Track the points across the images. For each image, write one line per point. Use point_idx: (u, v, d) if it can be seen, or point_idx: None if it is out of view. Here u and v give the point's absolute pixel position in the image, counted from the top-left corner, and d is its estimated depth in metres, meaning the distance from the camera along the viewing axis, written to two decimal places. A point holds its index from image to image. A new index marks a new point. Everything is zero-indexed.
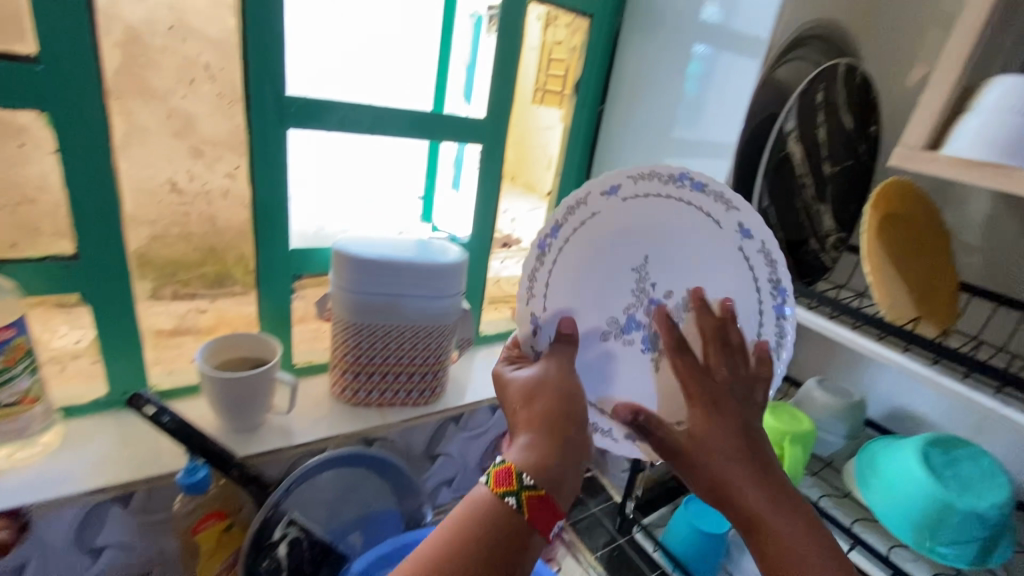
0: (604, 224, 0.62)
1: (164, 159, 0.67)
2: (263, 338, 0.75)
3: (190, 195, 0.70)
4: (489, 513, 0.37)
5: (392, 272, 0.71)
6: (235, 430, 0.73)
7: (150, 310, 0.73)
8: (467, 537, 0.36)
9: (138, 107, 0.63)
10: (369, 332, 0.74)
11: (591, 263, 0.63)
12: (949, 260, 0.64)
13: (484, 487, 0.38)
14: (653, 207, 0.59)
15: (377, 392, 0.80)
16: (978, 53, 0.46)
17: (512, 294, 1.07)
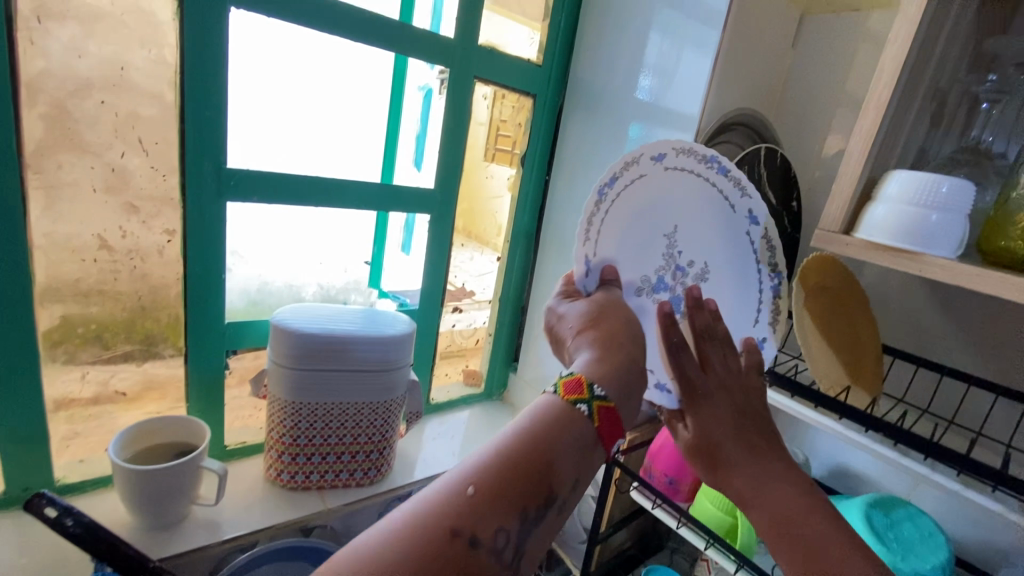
0: (647, 190, 0.57)
1: (93, 221, 0.63)
2: (190, 421, 0.69)
3: (119, 254, 0.66)
4: (557, 416, 0.36)
5: (335, 348, 0.68)
6: (153, 527, 0.65)
7: (62, 377, 0.65)
8: (539, 436, 0.35)
9: (67, 165, 0.60)
10: (309, 412, 0.69)
11: (630, 224, 0.59)
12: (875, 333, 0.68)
13: (553, 396, 0.37)
14: (683, 182, 0.55)
15: (318, 474, 0.75)
16: (878, 148, 0.51)
17: (466, 346, 1.06)
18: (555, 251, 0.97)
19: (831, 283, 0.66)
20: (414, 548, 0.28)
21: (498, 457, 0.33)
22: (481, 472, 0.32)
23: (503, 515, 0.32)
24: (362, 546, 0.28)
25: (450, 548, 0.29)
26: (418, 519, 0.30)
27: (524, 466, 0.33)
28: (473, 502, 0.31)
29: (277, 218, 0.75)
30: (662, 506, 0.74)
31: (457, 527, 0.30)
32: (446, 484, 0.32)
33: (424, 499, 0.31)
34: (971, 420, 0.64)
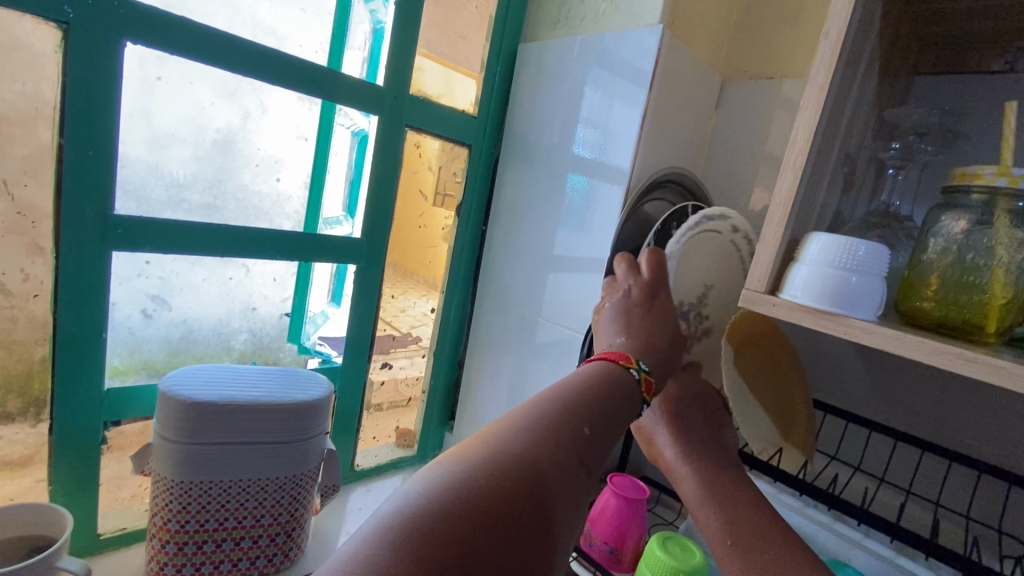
0: (713, 244, 0.71)
1: None
2: (51, 510, 0.58)
3: (16, 298, 0.58)
4: (626, 388, 0.47)
5: (235, 417, 0.60)
6: None
7: None
8: (616, 400, 0.45)
9: None
10: (202, 491, 0.60)
11: (689, 257, 0.69)
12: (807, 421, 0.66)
13: (636, 382, 0.49)
14: (728, 255, 0.73)
15: (210, 565, 0.63)
16: (797, 211, 0.51)
17: (409, 397, 1.00)
18: (493, 303, 0.94)
19: (764, 334, 0.66)
20: (552, 452, 0.37)
21: (596, 408, 0.43)
22: (589, 417, 0.42)
23: (602, 451, 0.41)
24: (515, 441, 0.36)
25: (575, 465, 0.37)
26: (548, 431, 0.38)
27: (609, 422, 0.43)
28: (585, 437, 0.40)
29: (192, 269, 0.69)
30: None
31: (578, 452, 0.38)
32: (569, 420, 0.40)
33: (551, 419, 0.39)
34: (899, 476, 0.64)
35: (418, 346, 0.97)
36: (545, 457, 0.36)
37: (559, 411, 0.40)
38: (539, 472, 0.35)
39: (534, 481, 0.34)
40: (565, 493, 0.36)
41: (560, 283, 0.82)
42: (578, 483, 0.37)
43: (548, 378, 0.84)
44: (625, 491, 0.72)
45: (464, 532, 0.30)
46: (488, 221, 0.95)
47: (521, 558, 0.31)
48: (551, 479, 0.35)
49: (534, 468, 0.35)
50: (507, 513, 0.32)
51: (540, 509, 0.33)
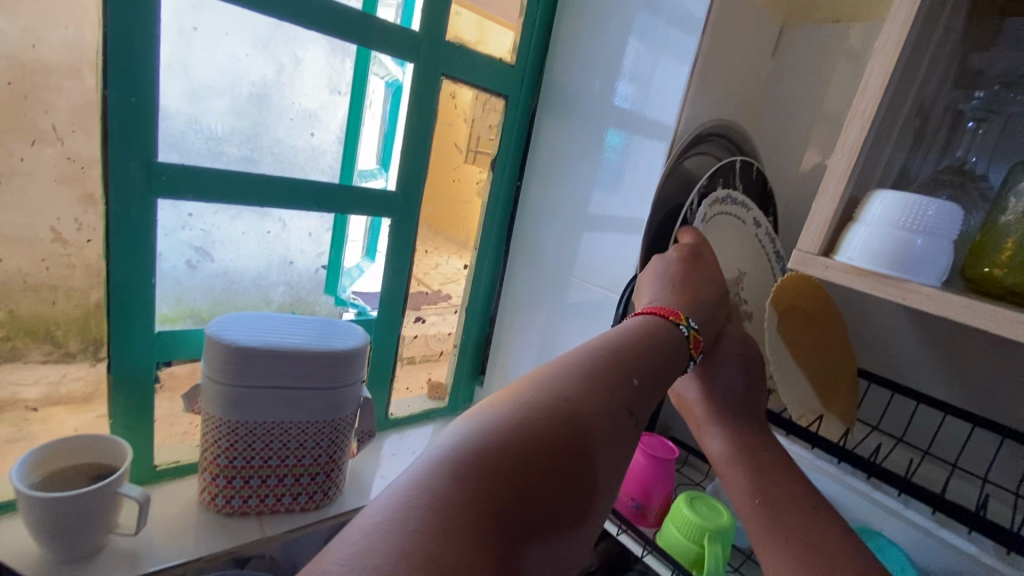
0: (737, 228, 0.73)
1: (44, 207, 0.59)
2: (112, 441, 0.62)
3: (73, 246, 0.61)
4: (674, 343, 0.48)
5: (279, 362, 0.62)
6: (61, 559, 0.57)
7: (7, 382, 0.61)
8: (664, 355, 0.45)
9: (21, 148, 0.56)
10: (247, 430, 0.63)
11: (721, 231, 0.72)
12: (849, 371, 0.64)
13: (684, 338, 0.49)
14: (755, 246, 0.74)
15: (257, 498, 0.68)
16: (861, 167, 0.48)
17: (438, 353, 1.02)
18: (527, 261, 0.93)
19: (806, 296, 0.63)
20: (598, 400, 0.37)
21: (644, 358, 0.43)
22: (637, 367, 0.42)
23: (650, 403, 0.41)
24: (564, 388, 0.37)
25: (623, 415, 0.38)
26: (600, 380, 0.38)
27: (657, 372, 0.43)
28: (633, 387, 0.40)
29: (232, 222, 0.70)
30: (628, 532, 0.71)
31: (628, 404, 0.39)
32: (623, 372, 0.40)
33: (599, 368, 0.39)
34: (945, 450, 0.61)
35: (449, 303, 0.98)
36: (593, 405, 0.36)
37: (609, 361, 0.40)
38: (587, 420, 0.35)
39: (580, 427, 0.35)
40: (610, 442, 0.36)
41: (596, 243, 0.80)
42: (625, 431, 0.37)
43: (579, 337, 0.83)
44: (654, 449, 0.72)
45: (507, 474, 0.31)
46: (523, 177, 0.93)
47: (563, 501, 0.32)
48: (598, 427, 0.36)
49: (581, 416, 0.35)
50: (551, 458, 0.33)
51: (582, 454, 0.34)
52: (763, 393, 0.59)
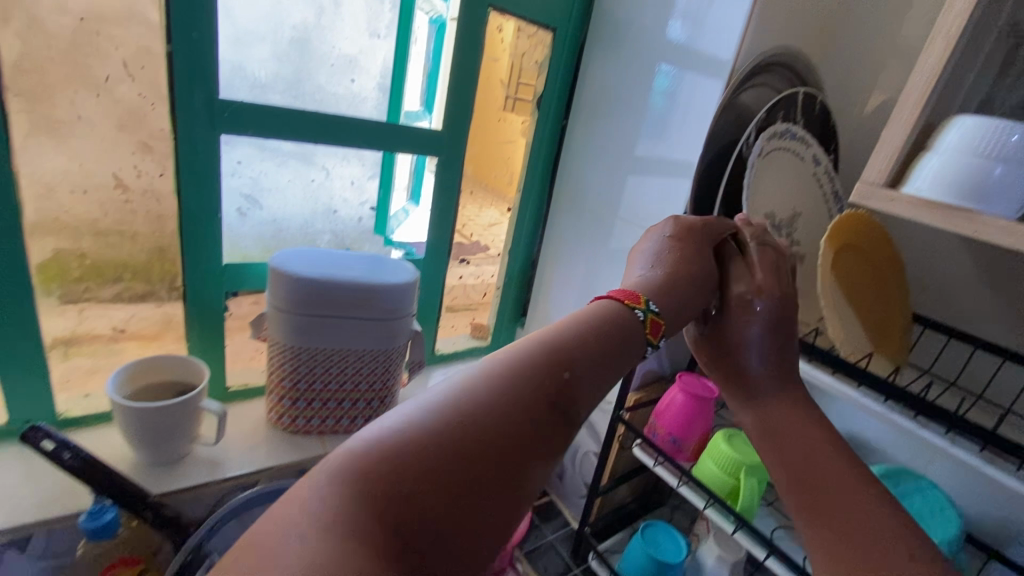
0: (795, 165, 0.69)
1: (105, 156, 0.62)
2: (189, 360, 0.66)
3: (134, 193, 0.64)
4: (625, 331, 0.40)
5: (337, 292, 0.66)
6: (152, 463, 0.64)
7: (86, 318, 0.66)
8: (612, 342, 0.39)
9: (83, 97, 0.59)
10: (309, 356, 0.68)
11: (777, 169, 0.69)
12: (905, 314, 0.64)
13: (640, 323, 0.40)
14: (814, 188, 0.70)
15: (318, 418, 0.74)
16: (939, 92, 0.45)
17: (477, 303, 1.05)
18: (570, 204, 0.92)
19: (867, 239, 0.61)
20: (511, 406, 0.33)
21: (589, 348, 0.37)
22: (572, 359, 0.36)
23: (585, 399, 0.36)
24: (470, 396, 0.32)
25: (543, 416, 0.33)
26: (520, 378, 0.34)
27: (602, 360, 0.38)
28: (562, 382, 0.35)
29: (278, 170, 0.73)
30: (664, 464, 0.73)
31: (552, 403, 0.34)
32: (550, 363, 0.35)
33: (518, 366, 0.34)
34: (1001, 395, 0.59)
35: (488, 254, 1.01)
36: (503, 411, 0.32)
37: (533, 354, 0.35)
38: (491, 430, 0.31)
39: (486, 439, 0.31)
40: (525, 450, 0.32)
41: (640, 186, 0.79)
42: (549, 432, 0.33)
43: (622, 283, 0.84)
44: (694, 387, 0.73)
45: (388, 500, 0.28)
46: (569, 117, 0.91)
47: (456, 532, 0.29)
48: (509, 436, 0.32)
49: (486, 427, 0.31)
50: (444, 478, 0.29)
51: (484, 470, 0.30)
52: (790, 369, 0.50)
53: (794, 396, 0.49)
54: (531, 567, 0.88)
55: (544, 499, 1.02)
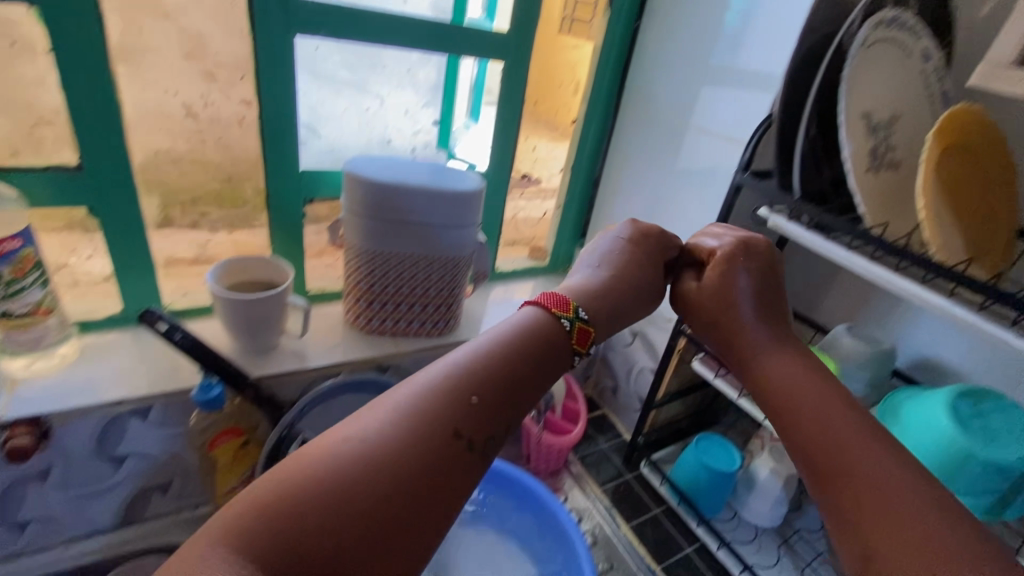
0: (896, 59, 0.60)
1: (173, 82, 0.63)
2: (276, 261, 0.71)
3: (202, 123, 0.67)
4: (549, 340, 0.39)
5: (407, 197, 0.67)
6: (249, 350, 0.71)
7: (160, 239, 0.70)
8: (525, 357, 0.37)
9: (151, 25, 0.59)
10: (383, 260, 0.72)
11: (876, 62, 0.59)
12: (1010, 222, 0.59)
13: (566, 335, 0.40)
14: (916, 83, 0.61)
15: (392, 320, 0.79)
16: None
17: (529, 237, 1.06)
18: (640, 113, 0.88)
19: (982, 140, 0.56)
20: (411, 440, 0.31)
21: (499, 368, 0.36)
22: (480, 381, 0.35)
23: (498, 422, 0.34)
24: (360, 443, 0.30)
25: (448, 448, 0.31)
26: (422, 411, 0.32)
27: (515, 378, 0.36)
28: (471, 406, 0.33)
29: (333, 98, 0.74)
30: (724, 376, 0.75)
31: (459, 427, 0.32)
32: (458, 386, 0.34)
33: (421, 396, 0.33)
34: None
35: (539, 188, 0.99)
36: (402, 445, 0.30)
37: (434, 382, 0.34)
38: (383, 473, 0.29)
39: (378, 483, 0.29)
40: (428, 486, 0.30)
41: (715, 97, 0.75)
42: (456, 464, 0.31)
43: (693, 197, 0.81)
44: None
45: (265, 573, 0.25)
46: (643, 15, 0.84)
47: None
48: (411, 483, 0.30)
49: (380, 477, 0.29)
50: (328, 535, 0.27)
51: (375, 519, 0.28)
52: (783, 321, 0.48)
53: (793, 350, 0.45)
54: (585, 471, 0.93)
55: (597, 413, 1.06)
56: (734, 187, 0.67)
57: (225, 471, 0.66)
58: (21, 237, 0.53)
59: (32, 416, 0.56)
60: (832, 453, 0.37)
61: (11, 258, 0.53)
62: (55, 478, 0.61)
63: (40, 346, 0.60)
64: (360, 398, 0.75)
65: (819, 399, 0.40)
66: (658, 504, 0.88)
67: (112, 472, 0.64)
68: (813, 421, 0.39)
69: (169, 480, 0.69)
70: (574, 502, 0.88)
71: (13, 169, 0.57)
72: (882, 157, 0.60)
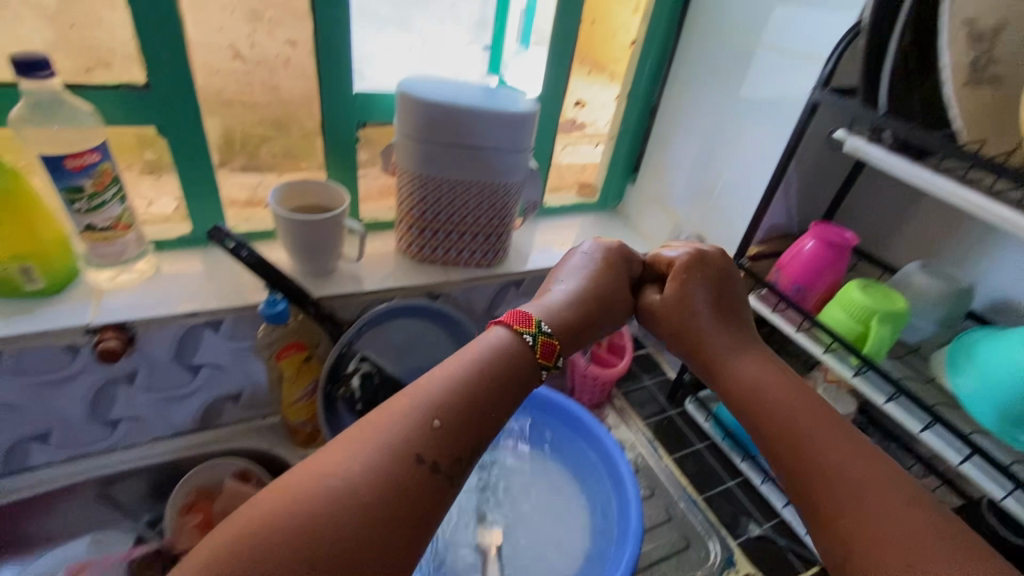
0: None
1: (223, 19, 0.63)
2: (332, 185, 0.72)
3: (249, 67, 0.68)
4: (514, 357, 0.45)
5: (460, 119, 0.66)
6: (308, 272, 0.74)
7: (229, 179, 0.75)
8: (485, 378, 0.43)
9: None
10: (436, 186, 0.72)
11: None
12: None
13: (530, 347, 0.46)
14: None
15: (442, 250, 0.79)
16: None
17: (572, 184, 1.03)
18: (707, 30, 0.81)
19: None
20: (378, 472, 0.37)
21: (459, 395, 0.41)
22: (442, 407, 0.41)
23: (457, 442, 0.40)
24: (337, 478, 0.36)
25: (414, 472, 0.38)
26: (390, 440, 0.38)
27: (474, 401, 0.42)
28: (432, 430, 0.39)
29: (377, 37, 0.73)
30: (782, 310, 0.73)
31: (422, 451, 0.38)
32: (425, 410, 0.40)
33: (390, 428, 0.39)
34: None
35: (584, 133, 0.96)
36: (373, 476, 0.37)
37: (401, 411, 0.40)
38: (355, 505, 0.35)
39: (352, 513, 0.35)
40: (394, 511, 0.36)
41: (795, 16, 0.68)
42: (420, 486, 0.38)
43: (759, 123, 0.76)
44: (826, 235, 0.69)
45: None
46: None
47: None
48: (380, 510, 0.36)
49: (353, 508, 0.35)
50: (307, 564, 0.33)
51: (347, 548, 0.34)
52: (737, 326, 0.56)
53: (753, 353, 0.53)
54: (628, 406, 0.93)
55: (642, 351, 1.05)
56: (809, 107, 0.63)
57: (291, 382, 0.70)
58: (98, 151, 0.56)
59: (119, 322, 0.61)
60: (798, 451, 0.45)
61: (92, 171, 0.56)
62: (141, 380, 0.67)
63: (121, 259, 0.64)
64: (411, 321, 0.78)
65: (779, 394, 0.49)
66: (701, 440, 0.89)
67: (190, 378, 0.70)
68: (778, 412, 0.48)
69: (240, 390, 0.74)
70: (618, 434, 0.89)
71: (86, 87, 0.59)
72: (983, 71, 0.54)
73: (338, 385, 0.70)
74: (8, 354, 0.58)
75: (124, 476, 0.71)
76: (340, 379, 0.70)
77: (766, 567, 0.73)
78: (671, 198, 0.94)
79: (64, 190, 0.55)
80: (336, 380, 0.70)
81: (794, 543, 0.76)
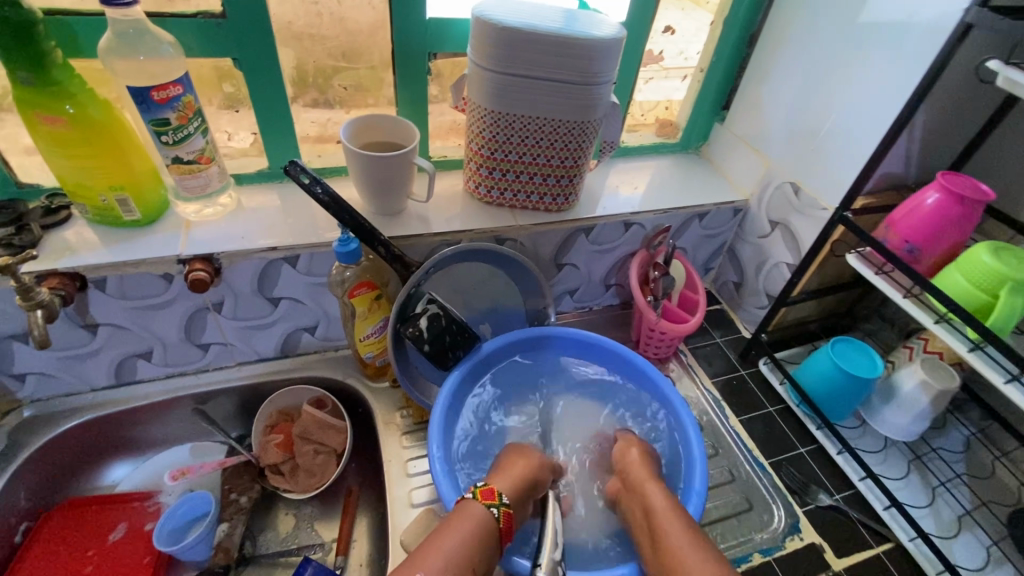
0: None
1: None
2: (403, 122, 0.70)
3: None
4: (475, 521, 0.55)
5: (537, 47, 0.61)
6: (379, 211, 0.74)
7: (304, 115, 0.74)
8: (458, 534, 0.54)
9: None
10: (508, 124, 0.68)
11: None
12: None
13: (473, 500, 0.57)
14: None
15: (511, 193, 0.76)
16: None
17: (648, 120, 0.95)
18: None
19: None
20: None
21: (438, 544, 0.53)
22: (424, 563, 0.51)
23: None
24: None
25: None
26: None
27: (454, 554, 0.52)
28: None
29: None
30: (888, 274, 0.65)
31: None
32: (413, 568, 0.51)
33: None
34: None
35: (661, 65, 0.86)
36: None
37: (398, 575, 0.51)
38: None
39: None
40: None
41: None
42: None
43: (885, 53, 0.65)
44: (954, 185, 0.59)
45: None
46: None
47: None
48: None
49: None
50: None
51: None
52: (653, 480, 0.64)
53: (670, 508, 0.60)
54: (696, 362, 0.90)
55: (714, 307, 1.00)
56: (961, 29, 0.54)
57: (362, 319, 0.72)
58: (181, 84, 0.56)
59: (206, 254, 0.64)
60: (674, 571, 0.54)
61: (176, 104, 0.57)
62: (227, 309, 0.71)
63: (206, 193, 0.66)
64: (479, 266, 0.76)
65: (675, 535, 0.57)
66: (773, 403, 0.84)
67: (270, 310, 0.73)
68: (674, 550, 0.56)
69: (316, 324, 0.78)
70: (682, 389, 0.86)
71: (168, 15, 0.59)
72: None
73: (408, 324, 0.68)
74: (112, 279, 0.62)
75: (215, 395, 0.78)
76: (409, 318, 0.68)
77: (833, 536, 0.70)
78: (764, 139, 0.84)
79: (152, 122, 0.57)
80: (405, 320, 0.68)
81: (868, 518, 0.72)
